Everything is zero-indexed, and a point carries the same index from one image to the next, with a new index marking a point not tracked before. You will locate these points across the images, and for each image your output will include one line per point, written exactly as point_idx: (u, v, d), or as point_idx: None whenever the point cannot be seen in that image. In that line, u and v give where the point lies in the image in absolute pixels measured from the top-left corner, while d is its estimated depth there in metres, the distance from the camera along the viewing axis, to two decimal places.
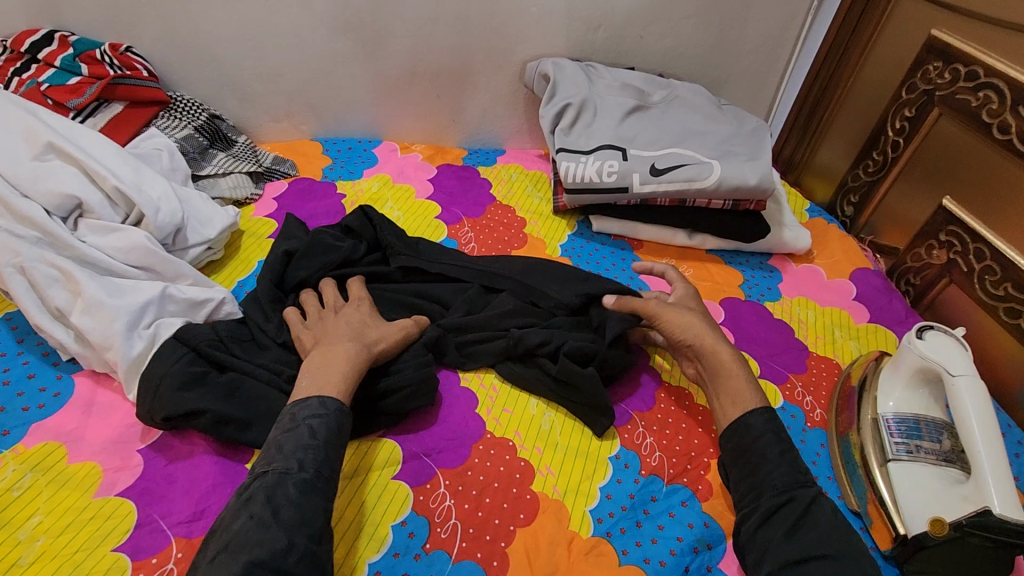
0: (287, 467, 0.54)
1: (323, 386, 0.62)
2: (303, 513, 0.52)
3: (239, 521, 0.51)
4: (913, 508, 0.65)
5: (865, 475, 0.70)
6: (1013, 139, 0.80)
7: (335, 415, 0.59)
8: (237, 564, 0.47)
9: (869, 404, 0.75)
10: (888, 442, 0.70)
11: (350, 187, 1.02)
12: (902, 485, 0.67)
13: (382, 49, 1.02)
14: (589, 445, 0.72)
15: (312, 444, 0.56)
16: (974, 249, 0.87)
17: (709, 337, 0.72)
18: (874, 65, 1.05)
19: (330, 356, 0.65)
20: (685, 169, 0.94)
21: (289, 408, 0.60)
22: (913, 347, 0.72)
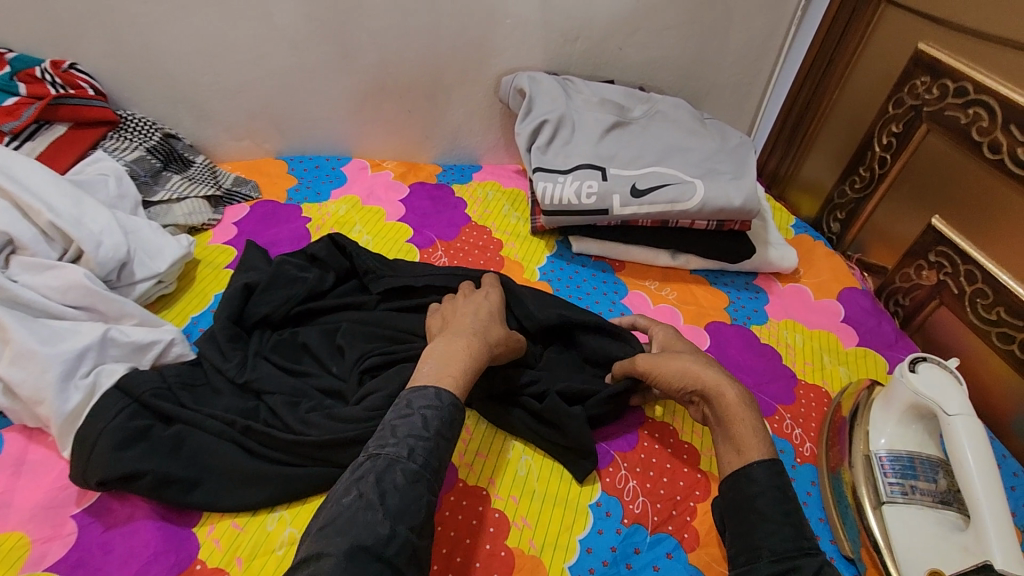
0: (398, 454, 0.52)
1: (441, 377, 0.60)
2: (407, 502, 0.50)
3: (348, 497, 0.49)
4: (910, 557, 0.62)
5: (858, 518, 0.66)
6: (1004, 158, 0.77)
7: (449, 408, 0.57)
8: (342, 546, 0.46)
9: (861, 439, 0.72)
10: (882, 483, 0.67)
11: (316, 210, 0.96)
12: (897, 532, 0.63)
13: (348, 63, 0.98)
14: (568, 492, 0.68)
15: (423, 435, 0.54)
16: (965, 270, 0.84)
17: (705, 379, 0.65)
18: (859, 78, 1.02)
19: (451, 343, 0.64)
20: (667, 189, 0.90)
21: (406, 394, 0.58)
22: (905, 380, 0.68)
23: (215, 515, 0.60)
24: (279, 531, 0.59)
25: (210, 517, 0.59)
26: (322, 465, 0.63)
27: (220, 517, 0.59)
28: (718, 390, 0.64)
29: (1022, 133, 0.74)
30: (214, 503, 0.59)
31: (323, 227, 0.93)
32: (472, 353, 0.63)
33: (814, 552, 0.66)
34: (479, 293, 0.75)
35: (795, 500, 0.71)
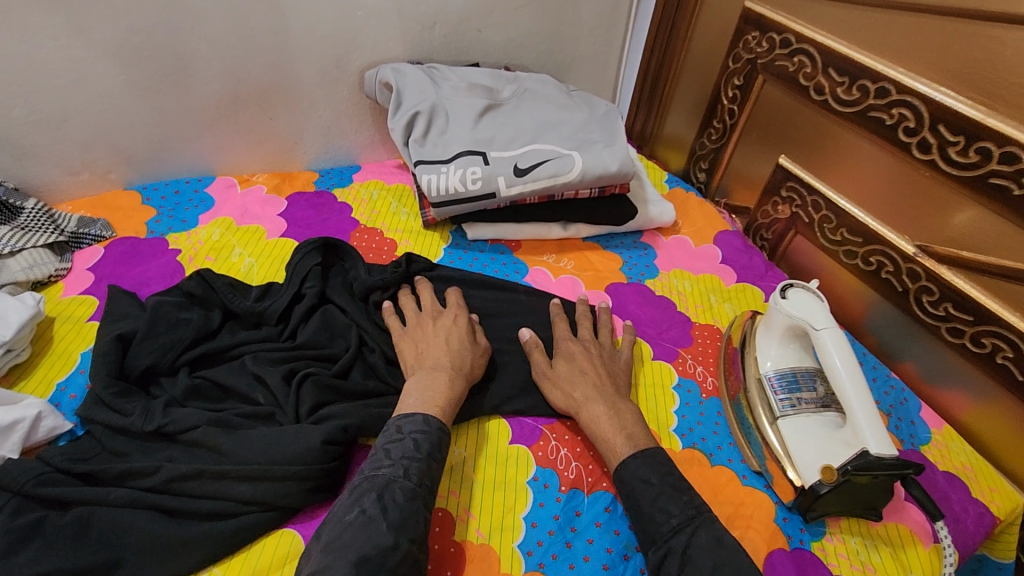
0: (394, 474, 0.57)
1: (428, 406, 0.65)
2: (405, 517, 0.54)
3: (351, 514, 0.53)
4: (806, 463, 0.69)
5: (760, 434, 0.74)
6: (827, 98, 0.87)
7: (437, 432, 0.62)
8: (348, 560, 0.49)
9: (753, 363, 0.80)
10: (774, 400, 0.75)
11: (185, 239, 0.88)
12: (791, 440, 0.71)
13: (191, 76, 0.90)
14: (505, 474, 0.69)
15: (415, 457, 0.59)
16: (812, 201, 0.95)
17: (575, 398, 0.72)
18: (701, 38, 1.10)
19: (433, 378, 0.67)
20: (548, 164, 0.92)
21: (396, 422, 0.63)
22: (780, 307, 0.77)
23: None
24: None
25: None
26: (254, 511, 0.59)
27: None
28: (588, 407, 0.71)
29: (838, 75, 0.85)
30: None
31: (196, 256, 0.85)
32: (452, 386, 0.67)
33: (730, 475, 0.74)
34: (451, 313, 0.78)
35: (709, 435, 0.78)
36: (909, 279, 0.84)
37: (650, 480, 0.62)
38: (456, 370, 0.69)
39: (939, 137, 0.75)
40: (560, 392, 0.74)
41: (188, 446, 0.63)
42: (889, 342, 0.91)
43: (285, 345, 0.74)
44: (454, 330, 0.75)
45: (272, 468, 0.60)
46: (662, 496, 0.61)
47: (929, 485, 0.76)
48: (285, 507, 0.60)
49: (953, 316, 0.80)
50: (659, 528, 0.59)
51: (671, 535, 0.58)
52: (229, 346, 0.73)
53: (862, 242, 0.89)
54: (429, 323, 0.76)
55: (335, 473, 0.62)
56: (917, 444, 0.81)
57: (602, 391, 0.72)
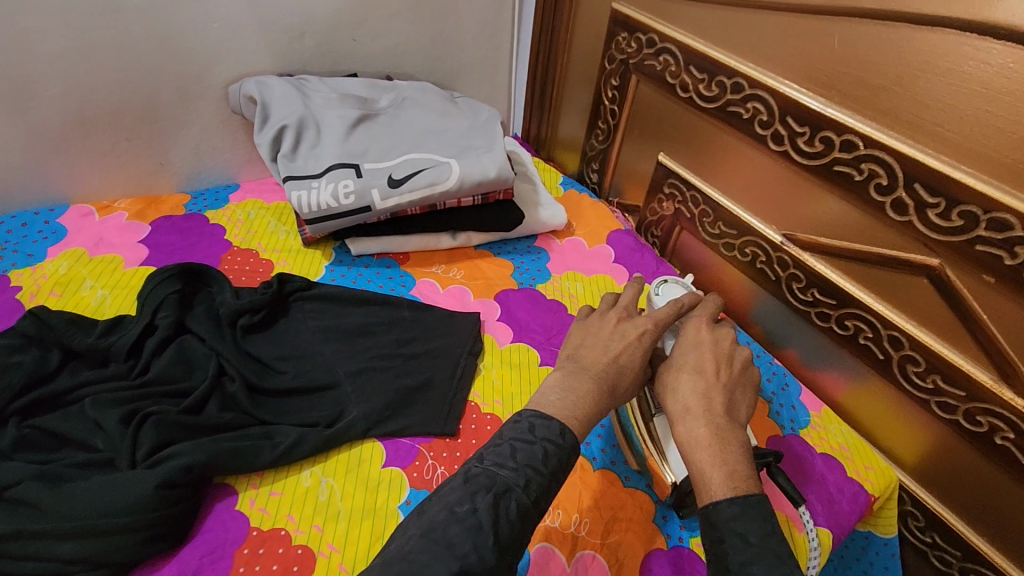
0: (516, 481, 0.50)
1: (568, 414, 0.57)
2: (514, 535, 0.48)
3: (462, 511, 0.47)
4: (676, 457, 0.67)
5: (631, 431, 0.72)
6: (691, 95, 0.89)
7: (570, 449, 0.54)
8: (446, 570, 0.43)
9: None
10: (645, 396, 0.72)
11: (28, 275, 0.81)
12: (661, 435, 0.69)
13: (27, 97, 0.83)
14: (375, 500, 0.66)
15: (541, 470, 0.51)
16: (691, 196, 0.97)
17: (678, 402, 0.61)
18: (579, 40, 1.11)
19: (580, 384, 0.59)
20: (424, 174, 0.90)
21: (530, 418, 0.55)
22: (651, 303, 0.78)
23: None
24: None
25: None
26: (82, 569, 0.54)
27: None
28: (686, 422, 0.59)
29: (698, 72, 0.87)
30: None
31: (39, 292, 0.79)
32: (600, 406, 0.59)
33: (613, 477, 0.73)
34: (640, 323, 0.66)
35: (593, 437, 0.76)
36: (779, 268, 0.87)
37: (727, 508, 0.52)
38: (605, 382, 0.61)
39: (789, 128, 0.77)
40: (664, 390, 0.63)
41: (7, 506, 0.57)
42: (772, 330, 0.93)
43: (131, 382, 0.69)
44: (631, 344, 0.64)
45: (100, 522, 0.55)
46: (761, 561, 0.49)
47: (807, 468, 0.78)
48: (118, 563, 0.55)
49: (819, 301, 0.83)
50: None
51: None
52: (69, 390, 0.68)
53: (738, 234, 0.91)
54: (608, 321, 0.67)
55: (177, 519, 0.58)
56: (797, 428, 0.83)
57: (710, 405, 0.60)
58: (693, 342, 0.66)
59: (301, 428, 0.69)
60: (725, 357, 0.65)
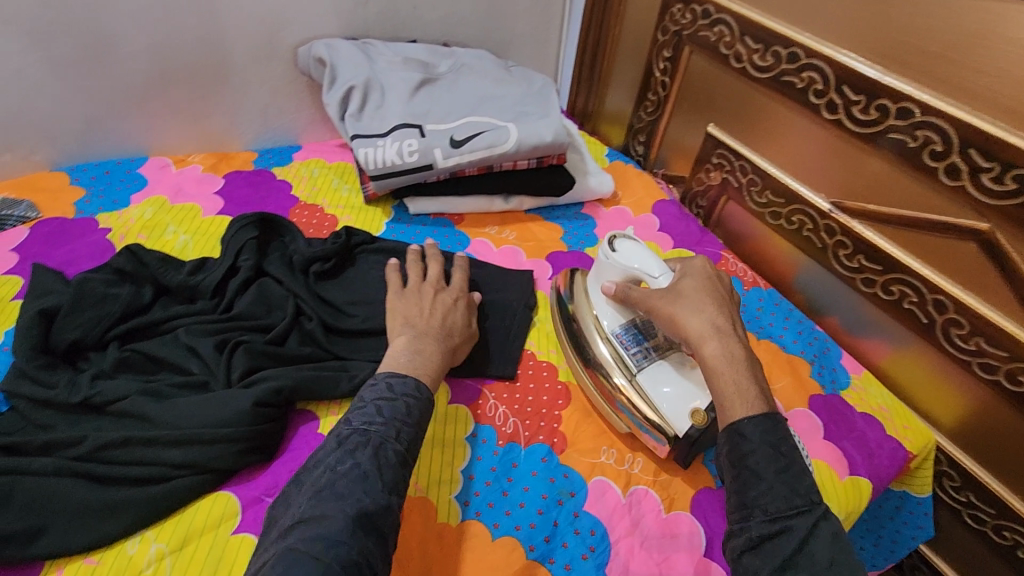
0: (387, 433, 0.57)
1: (418, 370, 0.65)
2: (397, 476, 0.55)
3: (346, 465, 0.54)
4: (676, 412, 0.69)
5: (622, 399, 0.72)
6: (746, 65, 0.92)
7: (427, 399, 0.63)
8: (344, 513, 0.50)
9: (596, 326, 0.77)
10: (628, 357, 0.74)
11: (116, 219, 0.87)
12: (653, 392, 0.70)
13: (115, 51, 0.88)
14: (445, 432, 0.71)
15: (406, 421, 0.60)
16: (739, 165, 0.99)
17: (703, 323, 0.63)
18: (632, 12, 1.13)
19: (424, 345, 0.69)
20: (484, 136, 0.94)
21: (385, 379, 0.63)
22: (612, 260, 0.77)
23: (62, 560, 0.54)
24: (144, 553, 0.55)
25: (56, 561, 0.54)
26: (188, 474, 0.59)
27: (69, 559, 0.54)
28: (718, 340, 0.62)
29: (754, 42, 0.89)
30: (64, 548, 0.53)
31: (127, 234, 0.84)
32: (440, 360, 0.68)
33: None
34: (453, 292, 0.77)
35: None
36: (826, 235, 0.89)
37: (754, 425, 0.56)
38: (444, 341, 0.71)
39: (844, 96, 0.79)
40: (684, 313, 0.65)
41: (118, 416, 0.62)
42: (815, 298, 0.96)
43: (219, 316, 0.74)
44: (452, 310, 0.75)
45: (203, 432, 0.60)
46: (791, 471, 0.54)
47: (848, 425, 0.81)
48: (220, 470, 0.60)
49: (865, 267, 0.86)
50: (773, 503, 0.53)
51: (795, 513, 0.52)
52: (161, 321, 0.72)
53: (785, 203, 0.93)
54: (429, 294, 0.76)
55: (269, 435, 0.63)
56: (838, 389, 0.86)
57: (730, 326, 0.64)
58: (701, 272, 0.69)
59: (375, 363, 0.73)
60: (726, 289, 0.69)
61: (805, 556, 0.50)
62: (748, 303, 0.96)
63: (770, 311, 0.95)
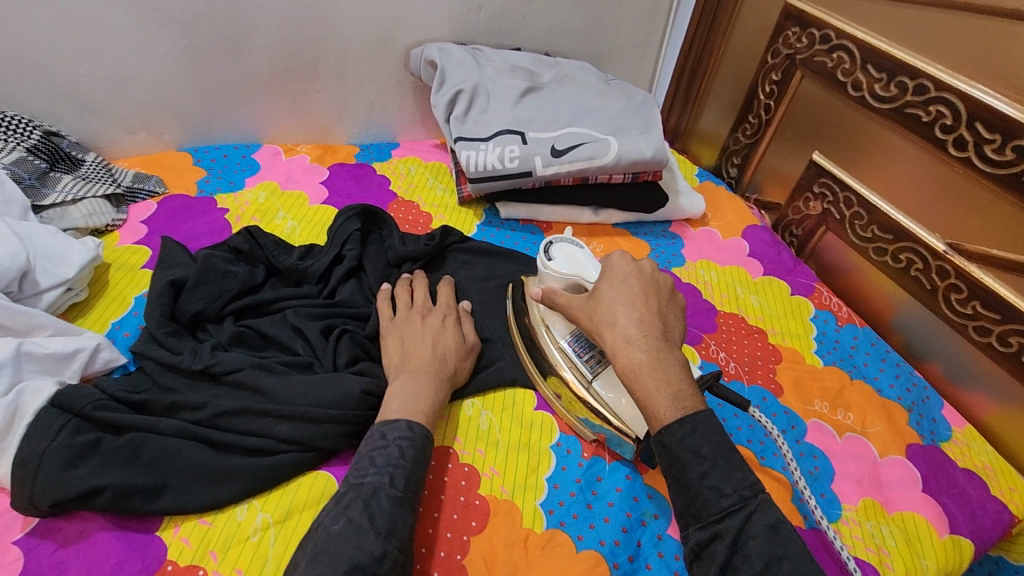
0: (380, 481, 0.54)
1: (412, 412, 0.62)
2: (395, 523, 0.52)
3: (339, 523, 0.51)
4: (631, 415, 0.65)
5: (586, 407, 0.69)
6: (865, 95, 0.89)
7: (422, 437, 0.59)
8: (340, 568, 0.47)
9: (550, 335, 0.73)
10: (581, 365, 0.70)
11: (232, 200, 0.92)
12: (609, 397, 0.67)
13: (246, 44, 0.94)
14: (530, 438, 0.71)
15: (401, 464, 0.56)
16: (844, 198, 0.96)
17: (618, 334, 0.60)
18: (741, 32, 1.12)
19: (417, 383, 0.65)
20: (584, 147, 0.94)
21: (378, 429, 0.59)
22: (548, 270, 0.73)
23: (177, 518, 0.58)
24: (251, 520, 0.58)
25: (173, 518, 0.57)
26: (293, 450, 0.62)
27: (184, 517, 0.58)
28: (627, 350, 0.59)
29: (877, 71, 0.86)
30: (181, 506, 0.57)
31: (242, 216, 0.89)
32: (436, 389, 0.65)
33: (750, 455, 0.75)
34: (440, 313, 0.75)
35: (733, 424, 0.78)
36: (937, 277, 0.85)
37: (680, 428, 0.53)
38: (439, 372, 0.67)
39: (976, 134, 0.76)
40: (601, 323, 0.63)
41: (233, 386, 0.66)
42: (914, 342, 0.92)
43: (323, 302, 0.77)
44: (443, 331, 0.72)
45: (312, 411, 0.63)
46: (714, 472, 0.51)
47: (947, 479, 0.77)
48: (323, 449, 0.63)
49: (979, 314, 0.81)
50: (708, 508, 0.51)
51: (722, 516, 0.50)
52: (272, 300, 0.76)
53: (892, 240, 0.90)
54: (417, 321, 0.73)
55: (371, 422, 0.65)
56: (937, 440, 0.82)
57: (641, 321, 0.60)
58: (620, 275, 0.65)
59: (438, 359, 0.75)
60: (649, 282, 0.65)
61: (742, 560, 0.48)
62: (841, 340, 0.93)
63: (865, 350, 0.91)
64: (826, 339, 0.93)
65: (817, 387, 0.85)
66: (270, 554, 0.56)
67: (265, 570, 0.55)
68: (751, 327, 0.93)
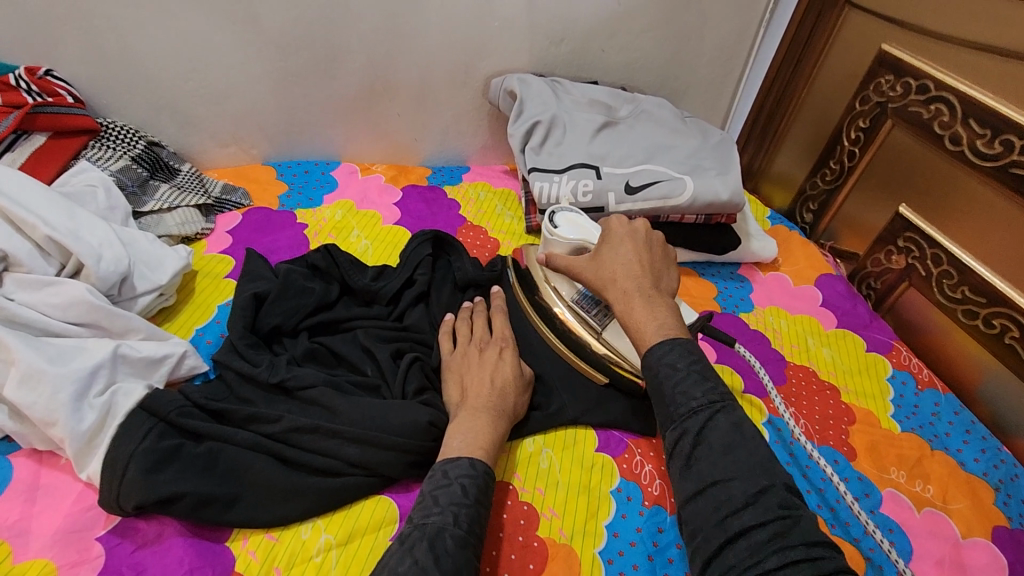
0: (445, 521, 0.54)
1: (473, 450, 0.62)
2: (459, 566, 0.51)
3: (404, 565, 0.50)
4: (635, 352, 0.76)
5: (597, 348, 0.78)
6: (964, 149, 0.84)
7: (484, 475, 0.59)
8: None
9: (557, 296, 0.82)
10: (591, 317, 0.79)
11: (311, 216, 0.95)
12: (622, 345, 0.77)
13: (336, 67, 0.97)
14: (590, 480, 0.70)
15: (464, 502, 0.56)
16: (932, 254, 0.91)
17: (617, 287, 0.67)
18: (828, 75, 1.09)
19: (475, 419, 0.65)
20: (659, 185, 0.93)
21: (442, 466, 0.60)
22: (554, 236, 0.81)
23: (246, 531, 0.59)
24: (315, 539, 0.59)
25: (242, 530, 0.59)
26: (358, 474, 0.63)
27: (253, 530, 0.59)
28: (625, 300, 0.65)
29: (979, 126, 0.82)
30: (252, 519, 0.58)
31: (320, 233, 0.92)
32: (493, 425, 0.65)
33: (818, 520, 0.72)
34: (496, 343, 0.75)
35: (796, 474, 0.76)
36: None
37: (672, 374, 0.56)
38: (493, 405, 0.67)
39: None
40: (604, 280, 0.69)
41: (305, 403, 0.67)
42: (1003, 414, 0.85)
43: (392, 324, 0.79)
44: (500, 365, 0.72)
45: (380, 436, 0.63)
46: None
47: None
48: (386, 475, 0.63)
49: None
50: None
51: None
52: (344, 319, 0.78)
53: (985, 303, 0.85)
54: (475, 354, 0.73)
55: (434, 452, 0.65)
56: None
57: (641, 285, 0.66)
58: (618, 235, 0.72)
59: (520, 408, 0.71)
60: (645, 245, 0.71)
61: None
62: (921, 405, 0.87)
63: (947, 419, 0.86)
64: (904, 403, 0.87)
65: (895, 455, 0.81)
66: None
67: None
68: (823, 382, 0.89)
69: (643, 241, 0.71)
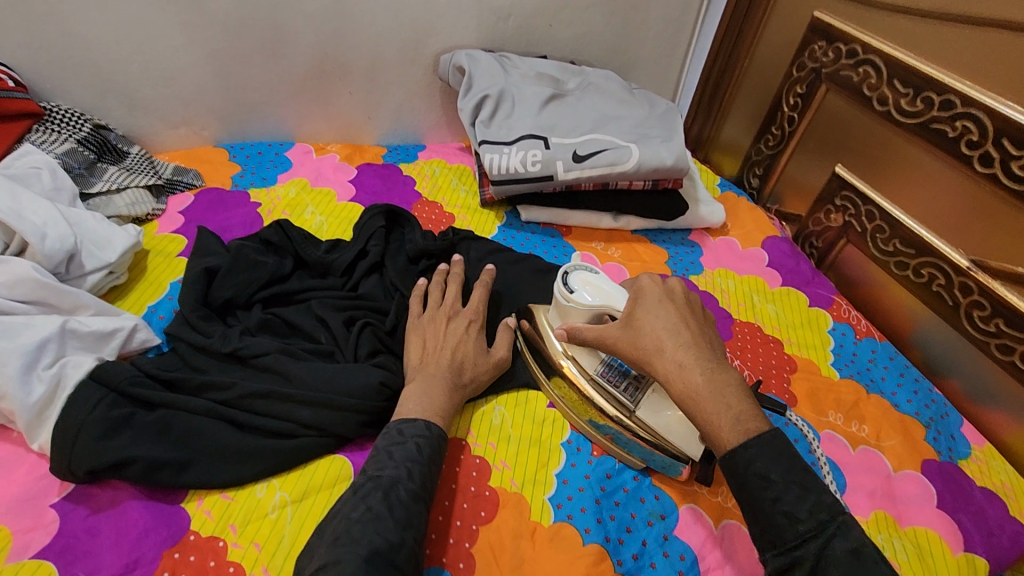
0: (398, 473, 0.56)
1: (429, 412, 0.64)
2: (412, 515, 0.54)
3: (357, 512, 0.52)
4: (683, 438, 0.66)
5: (636, 438, 0.68)
6: (890, 109, 0.89)
7: (438, 437, 0.62)
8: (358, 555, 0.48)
9: (579, 368, 0.71)
10: (620, 395, 0.68)
11: (265, 195, 0.96)
12: (661, 424, 0.66)
13: (285, 47, 0.98)
14: (541, 433, 0.73)
15: (418, 459, 0.58)
16: (866, 211, 0.96)
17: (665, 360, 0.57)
18: (767, 44, 1.13)
19: (428, 378, 0.67)
20: (606, 153, 0.96)
21: (396, 425, 0.62)
22: (572, 306, 0.69)
23: (201, 493, 0.61)
24: (270, 497, 0.61)
25: (196, 492, 0.60)
26: (312, 435, 0.64)
27: (208, 492, 0.61)
28: (682, 376, 0.56)
29: (902, 86, 0.86)
30: (206, 480, 0.60)
31: (274, 210, 0.93)
32: (441, 380, 0.67)
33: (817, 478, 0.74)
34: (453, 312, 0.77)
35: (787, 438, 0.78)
36: (960, 293, 0.84)
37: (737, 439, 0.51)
38: (441, 361, 0.69)
39: (1003, 151, 0.75)
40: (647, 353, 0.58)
41: (258, 369, 0.69)
42: (934, 358, 0.90)
43: (346, 293, 0.80)
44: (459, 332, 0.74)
45: (331, 398, 0.65)
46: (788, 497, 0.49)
47: (964, 496, 0.76)
48: (339, 434, 0.65)
49: (1003, 334, 0.79)
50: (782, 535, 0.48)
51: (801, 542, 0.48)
52: (297, 291, 0.80)
53: (914, 254, 0.89)
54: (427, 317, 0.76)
55: (386, 412, 0.67)
56: (955, 458, 0.80)
57: (696, 350, 0.57)
58: (654, 295, 0.62)
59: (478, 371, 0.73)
60: (685, 306, 0.62)
61: None
62: (859, 353, 0.92)
63: (883, 364, 0.91)
64: (843, 352, 0.92)
65: (832, 399, 0.85)
66: (284, 534, 0.58)
67: (282, 546, 0.58)
68: (767, 336, 0.93)
69: (682, 300, 0.62)
